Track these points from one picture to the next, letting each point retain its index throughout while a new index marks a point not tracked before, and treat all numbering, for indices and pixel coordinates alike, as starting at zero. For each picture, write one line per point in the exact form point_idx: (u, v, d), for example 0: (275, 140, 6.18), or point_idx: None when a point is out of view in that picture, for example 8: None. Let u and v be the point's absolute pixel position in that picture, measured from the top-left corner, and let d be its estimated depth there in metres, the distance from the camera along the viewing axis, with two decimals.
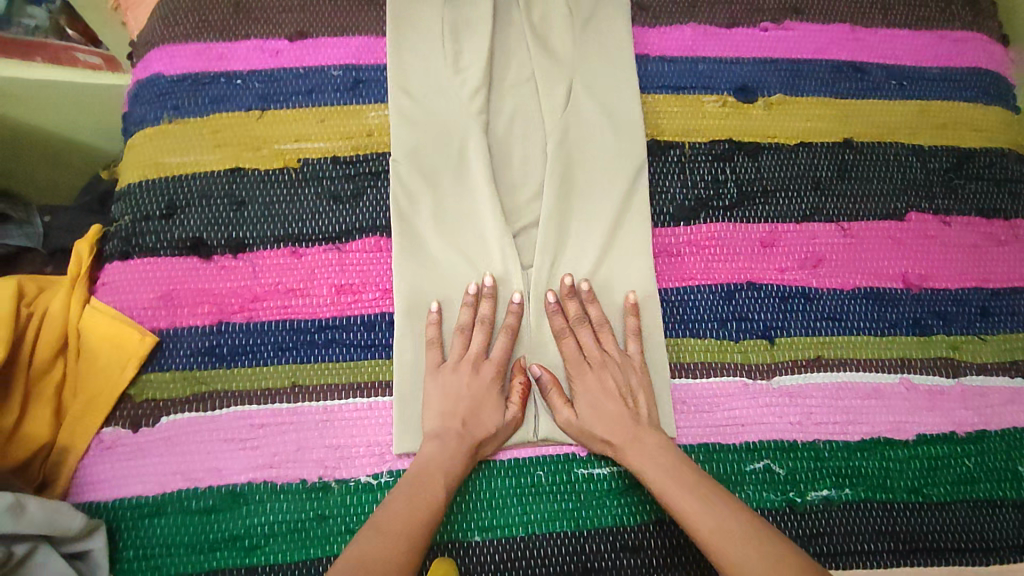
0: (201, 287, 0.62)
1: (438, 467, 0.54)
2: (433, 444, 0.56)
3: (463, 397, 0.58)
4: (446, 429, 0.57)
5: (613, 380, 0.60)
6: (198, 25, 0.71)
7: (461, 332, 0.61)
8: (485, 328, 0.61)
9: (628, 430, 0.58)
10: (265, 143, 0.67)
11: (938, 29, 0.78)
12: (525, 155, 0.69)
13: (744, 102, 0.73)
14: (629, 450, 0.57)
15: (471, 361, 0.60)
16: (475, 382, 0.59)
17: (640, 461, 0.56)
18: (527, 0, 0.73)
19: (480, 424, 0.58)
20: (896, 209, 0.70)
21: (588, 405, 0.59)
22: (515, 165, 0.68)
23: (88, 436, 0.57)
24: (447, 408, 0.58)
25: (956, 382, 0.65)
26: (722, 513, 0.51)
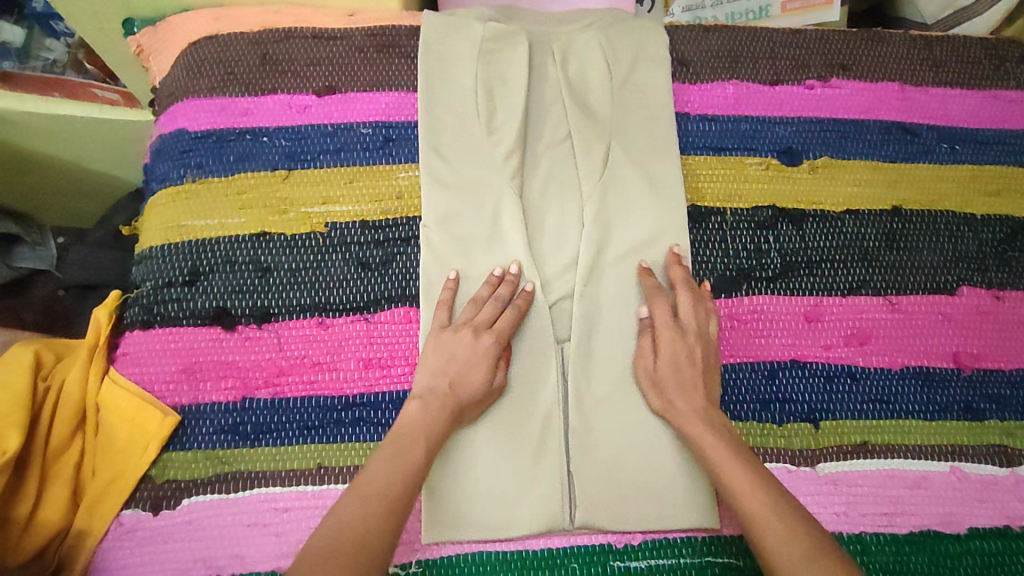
0: (225, 359, 0.60)
1: (425, 430, 0.53)
2: (415, 404, 0.55)
3: (459, 357, 0.57)
4: (433, 389, 0.56)
5: (692, 349, 0.59)
6: (224, 78, 0.68)
7: (474, 302, 0.60)
8: (499, 305, 0.60)
9: (699, 401, 0.57)
10: (291, 205, 0.65)
11: (992, 88, 0.75)
12: (560, 217, 0.66)
13: (789, 165, 0.70)
14: (690, 419, 0.56)
15: (473, 326, 0.58)
16: (476, 348, 0.58)
17: (698, 431, 0.55)
18: (563, 54, 0.70)
19: (471, 385, 0.56)
20: (947, 283, 0.67)
21: (664, 363, 0.59)
22: (550, 230, 0.66)
23: (106, 520, 0.55)
24: (440, 367, 0.57)
25: (1010, 472, 0.62)
26: (770, 502, 0.50)
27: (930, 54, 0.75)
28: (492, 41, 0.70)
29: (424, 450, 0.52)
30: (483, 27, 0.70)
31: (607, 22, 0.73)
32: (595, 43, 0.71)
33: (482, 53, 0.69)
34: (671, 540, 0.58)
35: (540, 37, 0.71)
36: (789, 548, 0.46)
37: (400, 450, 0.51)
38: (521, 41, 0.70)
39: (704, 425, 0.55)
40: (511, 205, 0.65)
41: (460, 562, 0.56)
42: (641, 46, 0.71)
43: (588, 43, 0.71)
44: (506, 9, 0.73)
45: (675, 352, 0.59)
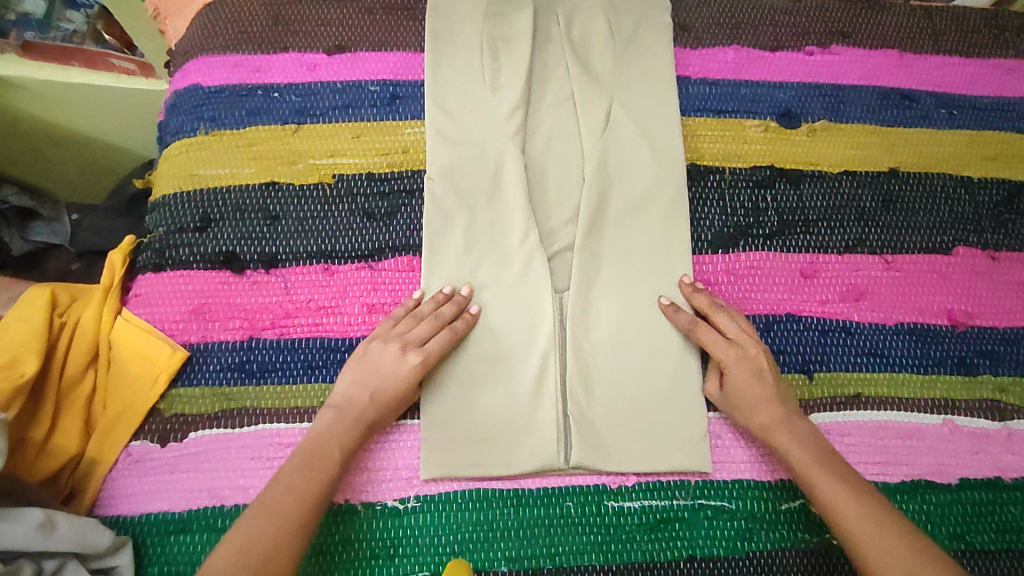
0: (233, 301, 0.62)
1: (335, 440, 0.54)
2: (329, 413, 0.56)
3: (385, 374, 0.57)
4: (350, 399, 0.56)
5: (761, 361, 0.58)
6: (237, 36, 0.70)
7: (414, 317, 0.59)
8: (434, 324, 0.59)
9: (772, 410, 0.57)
10: (300, 157, 0.67)
11: (990, 57, 0.76)
12: (561, 173, 0.68)
13: (787, 127, 0.71)
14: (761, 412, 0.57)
15: (402, 341, 0.58)
16: (403, 369, 0.57)
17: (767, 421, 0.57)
18: (568, 18, 0.72)
19: (388, 395, 0.57)
20: (942, 243, 0.68)
21: (740, 381, 0.58)
22: (552, 186, 0.67)
23: (117, 449, 0.57)
24: (362, 379, 0.57)
25: (1002, 426, 0.63)
26: (871, 514, 0.51)
27: (930, 24, 0.76)
28: (499, 4, 0.71)
29: (330, 465, 0.53)
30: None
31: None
32: (599, 8, 0.72)
33: (487, 17, 0.71)
34: (664, 483, 0.59)
35: (545, 2, 0.73)
36: (880, 542, 0.49)
37: (308, 463, 0.52)
38: (526, 4, 0.71)
39: (774, 417, 0.57)
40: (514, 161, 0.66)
41: (456, 498, 0.57)
42: (643, 12, 0.73)
43: (592, 9, 0.72)
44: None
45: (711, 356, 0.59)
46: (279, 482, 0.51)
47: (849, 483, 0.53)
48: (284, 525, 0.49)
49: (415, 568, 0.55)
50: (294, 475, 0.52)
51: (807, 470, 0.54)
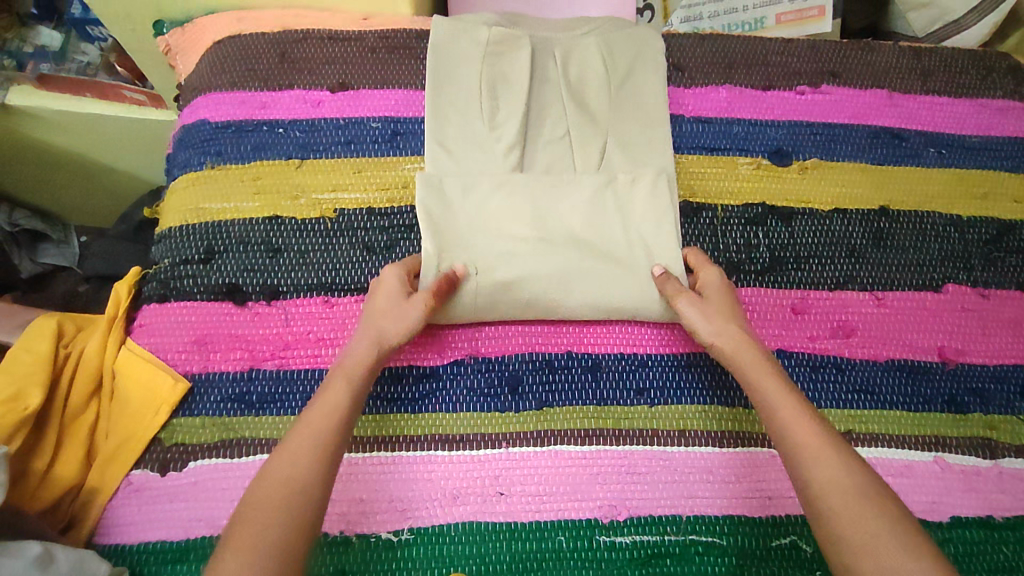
0: (234, 332, 0.63)
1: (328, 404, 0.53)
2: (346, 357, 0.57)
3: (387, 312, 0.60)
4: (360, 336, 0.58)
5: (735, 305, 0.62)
6: (244, 74, 0.73)
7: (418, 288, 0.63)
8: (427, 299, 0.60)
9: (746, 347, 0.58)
10: (303, 192, 0.69)
11: (978, 97, 0.77)
12: (561, 203, 0.68)
13: (778, 164, 0.72)
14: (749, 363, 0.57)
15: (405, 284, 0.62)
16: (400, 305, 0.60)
17: (753, 372, 0.57)
18: (564, 56, 0.74)
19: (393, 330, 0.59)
20: (932, 281, 0.69)
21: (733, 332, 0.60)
22: (552, 218, 0.68)
23: (117, 478, 0.58)
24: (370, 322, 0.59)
25: (993, 464, 0.63)
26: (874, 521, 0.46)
27: (918, 65, 0.78)
28: (497, 43, 0.74)
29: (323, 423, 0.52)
30: (489, 31, 0.74)
31: (608, 28, 0.77)
32: (595, 48, 0.75)
33: (487, 55, 0.73)
34: (657, 517, 0.60)
35: (543, 43, 0.75)
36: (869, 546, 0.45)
37: (313, 431, 0.51)
38: (525, 44, 0.74)
39: (757, 366, 0.57)
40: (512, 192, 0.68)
41: (450, 530, 0.58)
42: (638, 52, 0.75)
43: (587, 47, 0.75)
44: (510, 18, 0.77)
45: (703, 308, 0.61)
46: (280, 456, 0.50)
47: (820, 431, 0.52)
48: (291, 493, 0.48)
49: None
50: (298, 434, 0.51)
51: (781, 417, 0.53)
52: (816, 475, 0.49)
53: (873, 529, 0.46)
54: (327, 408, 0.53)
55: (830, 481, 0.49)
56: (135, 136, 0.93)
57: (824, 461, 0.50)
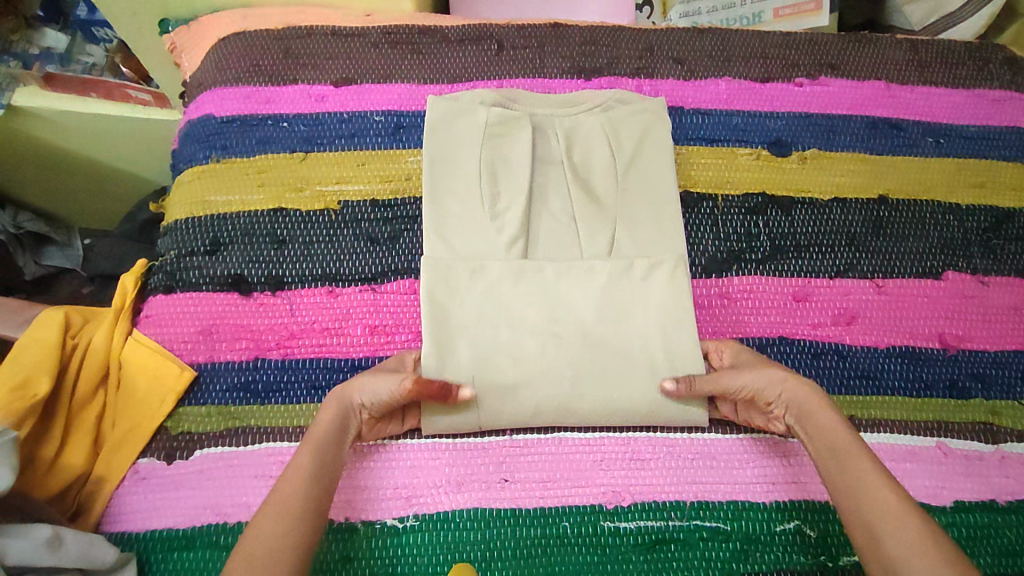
0: (239, 322, 0.64)
1: (316, 437, 0.53)
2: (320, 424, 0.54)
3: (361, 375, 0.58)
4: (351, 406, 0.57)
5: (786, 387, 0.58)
6: (249, 69, 0.74)
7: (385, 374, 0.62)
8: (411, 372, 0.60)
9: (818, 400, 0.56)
10: (307, 184, 0.69)
11: (975, 87, 0.78)
12: (569, 302, 0.64)
13: (778, 155, 0.73)
14: (817, 415, 0.55)
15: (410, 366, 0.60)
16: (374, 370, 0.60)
17: (826, 422, 0.55)
18: (566, 121, 0.72)
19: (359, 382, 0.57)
20: (932, 268, 0.70)
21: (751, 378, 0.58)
22: (562, 313, 0.63)
23: (124, 467, 0.58)
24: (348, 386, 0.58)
25: (995, 449, 0.63)
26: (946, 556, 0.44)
27: (915, 56, 0.79)
28: (500, 98, 0.71)
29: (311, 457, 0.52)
30: (488, 112, 0.70)
31: (612, 105, 0.72)
32: (598, 129, 0.71)
33: (487, 138, 0.69)
34: (661, 503, 0.60)
35: (542, 122, 0.72)
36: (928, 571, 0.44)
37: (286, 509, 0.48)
38: (526, 126, 0.70)
39: (830, 418, 0.55)
40: (518, 307, 0.63)
41: (455, 517, 0.58)
42: (644, 130, 0.71)
43: (587, 105, 0.72)
44: (507, 91, 0.72)
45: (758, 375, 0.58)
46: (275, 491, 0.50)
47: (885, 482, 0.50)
48: (287, 528, 0.47)
49: None
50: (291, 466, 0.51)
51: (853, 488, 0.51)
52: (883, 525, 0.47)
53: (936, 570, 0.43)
54: (306, 477, 0.50)
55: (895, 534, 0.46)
56: (140, 135, 0.94)
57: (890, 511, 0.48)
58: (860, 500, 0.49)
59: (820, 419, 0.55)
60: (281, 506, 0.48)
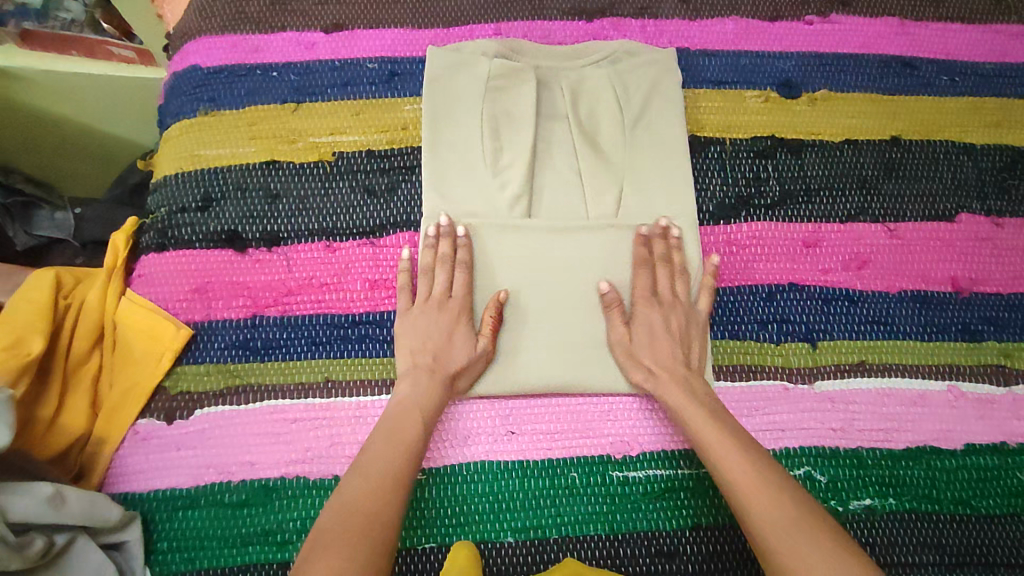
0: (235, 279, 0.62)
1: (418, 403, 0.55)
2: (404, 384, 0.56)
3: (434, 334, 0.58)
4: (416, 364, 0.57)
5: (675, 319, 0.60)
6: (235, 17, 0.70)
7: (424, 274, 0.60)
8: (453, 270, 0.60)
9: (682, 370, 0.58)
10: (300, 136, 0.67)
11: (992, 22, 0.75)
12: (656, 259, 0.62)
13: (787, 97, 0.70)
14: (671, 387, 0.57)
15: (436, 300, 0.59)
16: (444, 318, 0.59)
17: (679, 402, 0.56)
18: (572, 72, 0.69)
19: (453, 353, 0.58)
20: (945, 210, 0.68)
21: (644, 335, 0.60)
22: (567, 273, 0.62)
23: (124, 428, 0.57)
24: (418, 345, 0.58)
25: (1007, 391, 0.63)
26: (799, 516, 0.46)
27: None
28: (502, 46, 0.68)
29: (421, 424, 0.53)
30: (490, 64, 0.67)
31: (620, 55, 0.69)
32: (605, 79, 0.68)
33: (488, 91, 0.66)
34: (669, 452, 0.59)
35: (546, 72, 0.68)
36: (794, 539, 0.45)
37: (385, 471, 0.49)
38: (530, 79, 0.67)
39: (683, 396, 0.56)
40: (470, 263, 0.61)
41: (462, 471, 0.57)
42: (653, 84, 0.68)
43: (594, 57, 0.69)
44: (512, 41, 0.69)
45: (651, 323, 0.60)
46: (374, 442, 0.51)
47: (760, 465, 0.49)
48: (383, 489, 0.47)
49: (422, 540, 0.56)
50: (401, 430, 0.52)
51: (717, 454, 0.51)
52: (767, 525, 0.46)
53: (800, 536, 0.45)
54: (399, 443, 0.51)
55: (773, 521, 0.46)
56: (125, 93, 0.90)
57: (769, 498, 0.47)
58: (744, 497, 0.48)
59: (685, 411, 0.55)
60: (368, 467, 0.49)
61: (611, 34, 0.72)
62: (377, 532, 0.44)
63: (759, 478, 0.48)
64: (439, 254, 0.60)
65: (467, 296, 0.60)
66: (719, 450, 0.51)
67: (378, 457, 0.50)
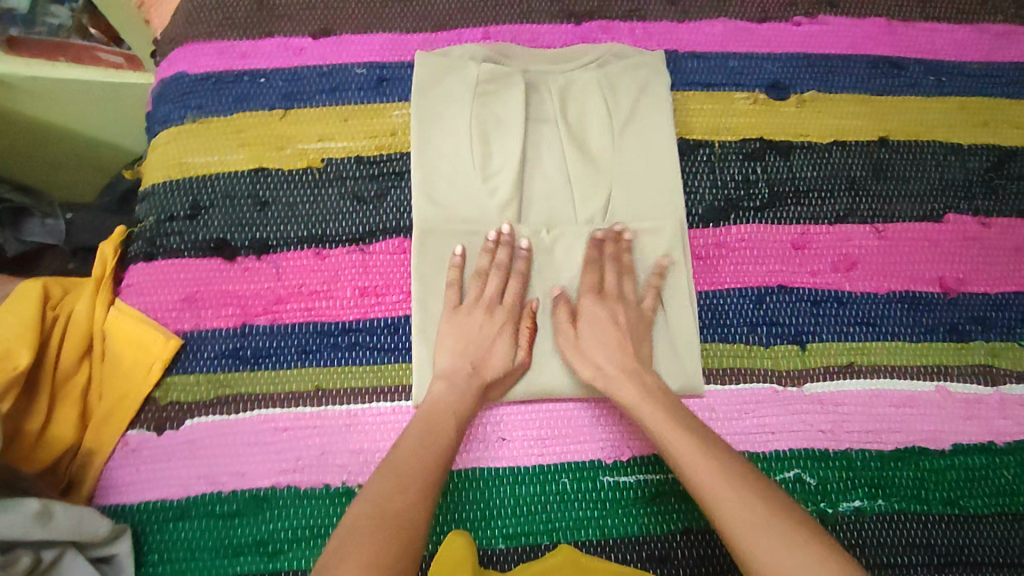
0: (224, 288, 0.62)
1: (455, 411, 0.54)
2: (441, 384, 0.56)
3: (478, 339, 0.58)
4: (457, 368, 0.57)
5: (620, 316, 0.60)
6: (221, 23, 0.70)
7: (478, 277, 0.61)
8: (501, 275, 0.61)
9: (631, 365, 0.58)
10: (288, 142, 0.66)
11: (979, 22, 0.75)
12: (605, 258, 0.62)
13: (775, 98, 0.70)
14: (623, 384, 0.56)
15: (484, 306, 0.60)
16: (489, 325, 0.59)
17: (634, 399, 0.55)
18: (561, 76, 0.68)
19: (493, 362, 0.58)
20: (933, 211, 0.68)
21: (589, 331, 0.59)
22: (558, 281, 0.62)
23: (113, 439, 0.57)
24: (460, 349, 0.58)
25: (994, 391, 0.63)
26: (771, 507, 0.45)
27: None
28: (490, 50, 0.68)
29: (456, 426, 0.53)
30: (478, 68, 0.67)
31: (608, 58, 0.69)
32: (594, 83, 0.68)
33: (477, 95, 0.66)
34: (659, 457, 0.59)
35: (535, 77, 0.68)
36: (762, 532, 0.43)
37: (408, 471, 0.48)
38: (519, 83, 0.67)
39: (638, 393, 0.55)
40: (525, 273, 0.61)
41: (453, 478, 0.58)
42: (641, 88, 0.68)
43: (583, 60, 0.69)
44: (500, 45, 0.68)
45: (597, 317, 0.60)
46: (409, 439, 0.51)
47: (724, 463, 0.48)
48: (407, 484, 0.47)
49: None
50: (439, 430, 0.52)
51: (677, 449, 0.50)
52: (734, 522, 0.45)
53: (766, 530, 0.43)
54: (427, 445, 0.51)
55: (738, 518, 0.45)
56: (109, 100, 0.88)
57: (732, 495, 0.46)
58: (707, 495, 0.47)
59: (642, 407, 0.54)
60: (396, 466, 0.48)
61: (600, 36, 0.72)
62: (404, 526, 0.44)
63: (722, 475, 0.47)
64: (497, 259, 0.61)
65: (517, 306, 0.61)
66: (678, 448, 0.50)
67: (407, 452, 0.50)
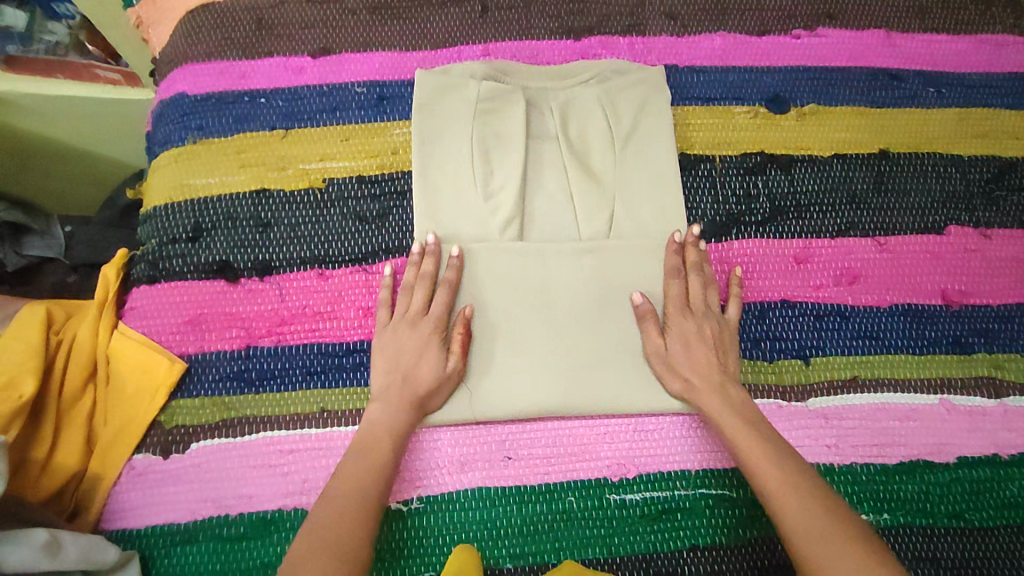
0: (227, 310, 0.62)
1: (390, 427, 0.55)
2: (377, 406, 0.56)
3: (404, 353, 0.58)
4: (387, 387, 0.57)
5: (708, 328, 0.60)
6: (221, 43, 0.70)
7: (403, 292, 0.61)
8: (426, 285, 0.60)
9: (715, 378, 0.58)
10: (289, 163, 0.66)
11: (977, 33, 0.75)
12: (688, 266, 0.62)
13: (775, 112, 0.71)
14: (708, 397, 0.57)
15: (411, 318, 0.59)
16: (416, 336, 0.58)
17: (716, 411, 0.56)
18: (561, 94, 0.68)
19: (423, 374, 0.57)
20: (934, 223, 0.68)
21: (680, 342, 0.60)
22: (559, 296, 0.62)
23: (119, 464, 0.57)
24: (390, 365, 0.58)
25: (998, 403, 0.63)
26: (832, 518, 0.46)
27: (916, 2, 0.76)
28: (490, 67, 0.68)
29: (391, 447, 0.54)
30: (479, 86, 0.67)
31: (608, 75, 0.69)
32: (595, 100, 0.68)
33: (478, 113, 0.66)
34: (665, 473, 0.59)
35: (536, 95, 0.68)
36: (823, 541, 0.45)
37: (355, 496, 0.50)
38: (519, 100, 0.67)
39: (720, 406, 0.56)
40: (454, 282, 0.61)
41: (459, 498, 0.58)
42: (642, 105, 0.68)
43: (583, 78, 0.69)
44: (500, 63, 0.69)
45: (686, 332, 0.60)
46: (348, 465, 0.52)
47: (790, 468, 0.51)
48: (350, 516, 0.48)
49: (420, 569, 0.56)
50: (372, 453, 0.53)
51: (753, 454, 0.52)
52: (793, 525, 0.47)
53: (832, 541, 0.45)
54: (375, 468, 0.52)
55: (799, 523, 0.47)
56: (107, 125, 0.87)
57: (797, 501, 0.48)
58: (777, 500, 0.49)
59: (720, 419, 0.56)
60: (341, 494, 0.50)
61: (600, 52, 0.72)
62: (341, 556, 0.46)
63: (788, 483, 0.49)
64: (422, 272, 0.61)
65: (445, 315, 0.60)
66: (751, 451, 0.52)
67: (345, 482, 0.51)
